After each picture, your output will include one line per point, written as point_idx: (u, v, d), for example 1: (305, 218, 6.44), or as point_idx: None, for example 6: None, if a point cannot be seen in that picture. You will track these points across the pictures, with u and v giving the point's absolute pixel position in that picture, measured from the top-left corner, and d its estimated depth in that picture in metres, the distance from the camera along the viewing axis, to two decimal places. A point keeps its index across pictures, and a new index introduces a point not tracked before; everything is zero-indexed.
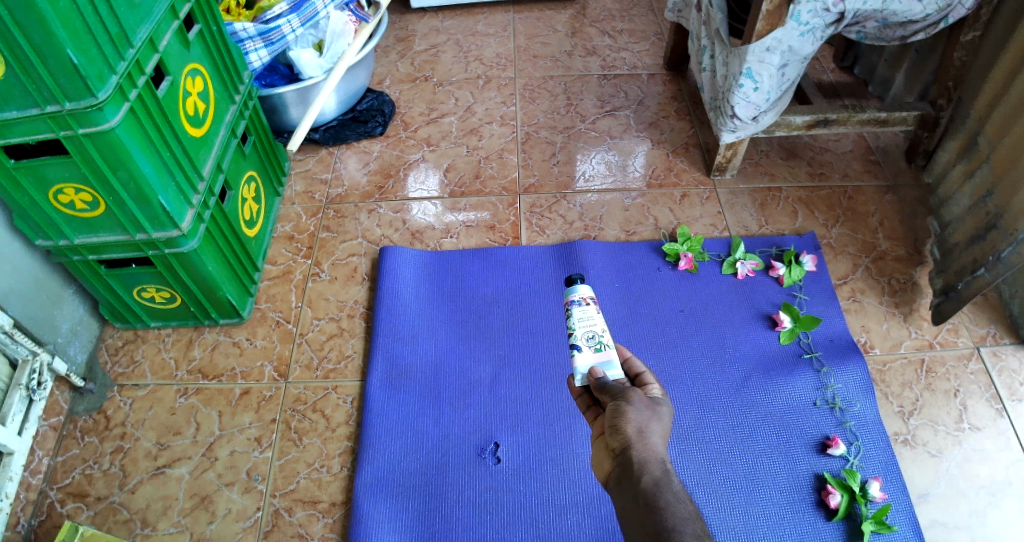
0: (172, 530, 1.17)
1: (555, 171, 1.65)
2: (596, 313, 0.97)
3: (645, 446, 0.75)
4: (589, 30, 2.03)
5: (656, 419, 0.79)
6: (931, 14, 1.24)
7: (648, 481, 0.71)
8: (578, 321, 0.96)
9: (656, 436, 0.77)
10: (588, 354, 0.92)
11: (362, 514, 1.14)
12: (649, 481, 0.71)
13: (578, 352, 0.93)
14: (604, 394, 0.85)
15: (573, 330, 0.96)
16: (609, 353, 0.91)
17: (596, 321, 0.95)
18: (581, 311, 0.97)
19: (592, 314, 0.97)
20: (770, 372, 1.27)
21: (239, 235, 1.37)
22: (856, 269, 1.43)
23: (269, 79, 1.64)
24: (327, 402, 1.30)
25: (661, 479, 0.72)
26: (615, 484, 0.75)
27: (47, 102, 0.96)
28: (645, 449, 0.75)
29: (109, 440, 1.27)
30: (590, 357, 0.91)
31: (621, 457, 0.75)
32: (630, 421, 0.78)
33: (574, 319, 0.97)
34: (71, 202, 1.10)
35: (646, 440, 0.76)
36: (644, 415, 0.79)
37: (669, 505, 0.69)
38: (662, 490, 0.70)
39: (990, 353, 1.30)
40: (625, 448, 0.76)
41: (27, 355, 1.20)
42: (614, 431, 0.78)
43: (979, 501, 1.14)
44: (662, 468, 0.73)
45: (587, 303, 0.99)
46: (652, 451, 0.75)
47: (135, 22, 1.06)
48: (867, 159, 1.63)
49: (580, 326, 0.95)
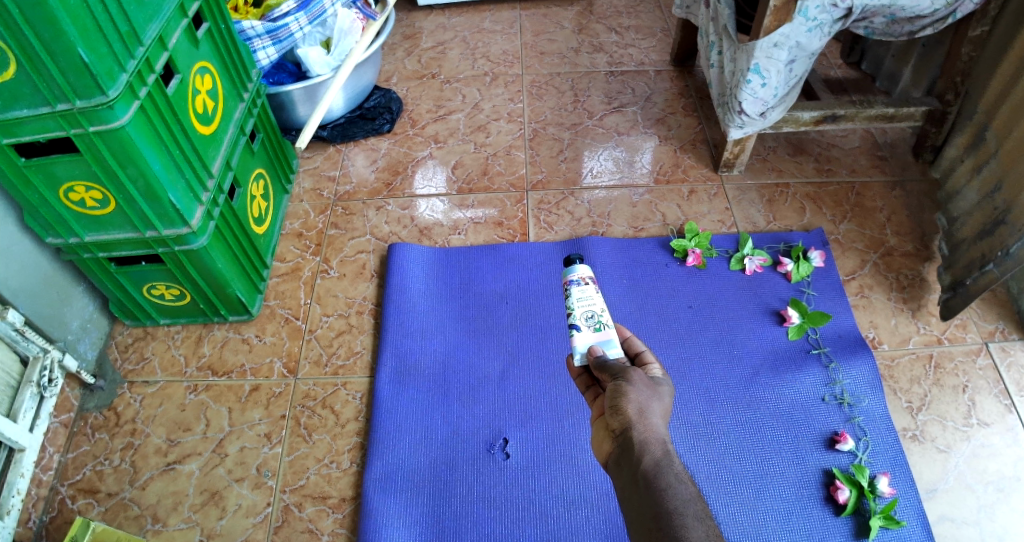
0: (183, 525, 1.18)
1: (562, 168, 1.65)
2: (595, 292, 0.98)
3: (646, 426, 0.75)
4: (596, 27, 2.03)
5: (656, 399, 0.80)
6: (939, 9, 1.24)
7: (649, 461, 0.72)
8: (576, 300, 0.97)
9: (656, 416, 0.77)
10: (587, 333, 0.93)
11: (372, 509, 1.15)
12: (650, 462, 0.72)
13: (577, 331, 0.94)
14: (604, 373, 0.86)
15: (571, 310, 0.97)
16: (609, 332, 0.93)
17: (594, 301, 0.97)
18: (579, 291, 0.98)
19: (592, 293, 0.98)
20: (779, 367, 1.27)
21: (247, 232, 1.38)
22: (864, 265, 1.43)
23: (278, 77, 1.65)
24: (336, 398, 1.30)
25: (662, 459, 0.72)
26: (615, 465, 0.76)
27: (57, 100, 0.97)
28: (646, 429, 0.75)
29: (119, 437, 1.27)
30: (590, 335, 0.93)
31: (621, 438, 0.76)
32: (630, 401, 0.78)
33: (573, 299, 0.98)
34: (81, 199, 1.11)
35: (647, 420, 0.76)
36: (644, 395, 0.79)
37: (671, 486, 0.70)
38: (663, 471, 0.71)
39: (999, 349, 1.30)
40: (625, 429, 0.76)
41: (38, 352, 1.21)
42: (614, 412, 0.78)
43: (986, 497, 1.14)
44: (663, 449, 0.73)
45: (585, 283, 1.00)
46: (653, 431, 0.75)
47: (144, 20, 1.06)
48: (874, 154, 1.63)
49: (579, 305, 0.97)
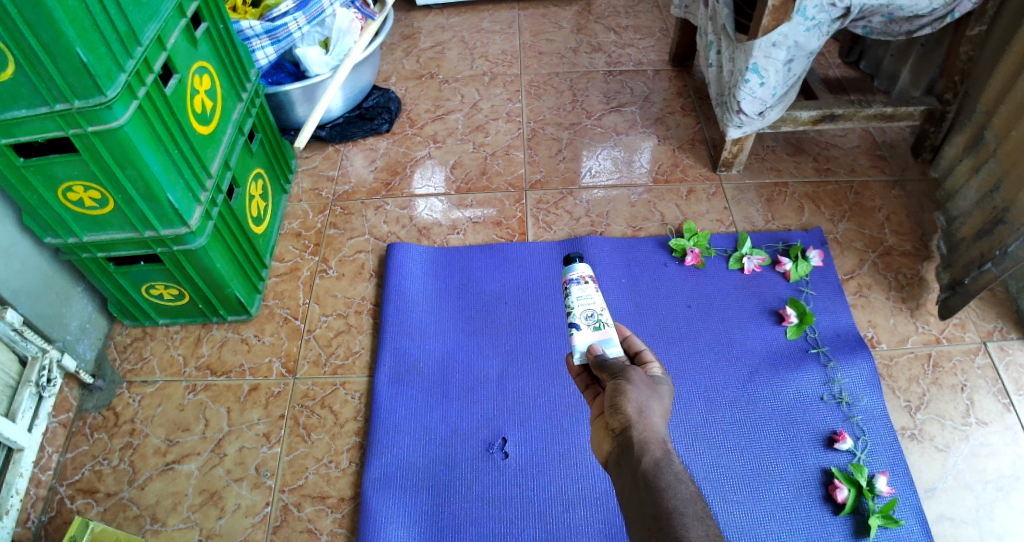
0: (182, 525, 1.18)
1: (561, 168, 1.66)
2: (595, 291, 0.98)
3: (645, 426, 0.75)
4: (595, 27, 2.04)
5: (656, 398, 0.80)
6: (938, 8, 1.24)
7: (649, 461, 0.72)
8: (575, 299, 0.97)
9: (655, 416, 0.77)
10: (587, 332, 0.93)
11: (371, 508, 1.15)
12: (650, 461, 0.72)
13: (577, 330, 0.94)
14: (603, 371, 0.86)
15: (571, 309, 0.97)
16: (608, 331, 0.93)
17: (594, 300, 0.97)
18: (579, 290, 0.98)
19: (591, 292, 0.98)
20: (777, 367, 1.28)
21: (246, 232, 1.38)
22: (863, 264, 1.43)
23: (276, 77, 1.65)
24: (335, 398, 1.30)
25: (662, 459, 0.72)
26: (615, 464, 0.76)
27: (56, 100, 0.97)
28: (645, 428, 0.75)
29: (118, 437, 1.27)
30: (590, 334, 0.93)
31: (621, 437, 0.76)
32: (630, 400, 0.78)
33: (572, 298, 0.98)
34: (80, 199, 1.11)
35: (647, 419, 0.76)
36: (644, 394, 0.79)
37: (670, 485, 0.70)
38: (662, 471, 0.71)
39: (997, 348, 1.30)
40: (625, 428, 0.76)
41: (37, 352, 1.21)
42: (614, 411, 0.78)
43: (985, 495, 1.14)
44: (663, 449, 0.74)
45: (585, 281, 1.00)
46: (653, 431, 0.75)
47: (142, 20, 1.06)
48: (873, 154, 1.63)
49: (578, 305, 0.97)
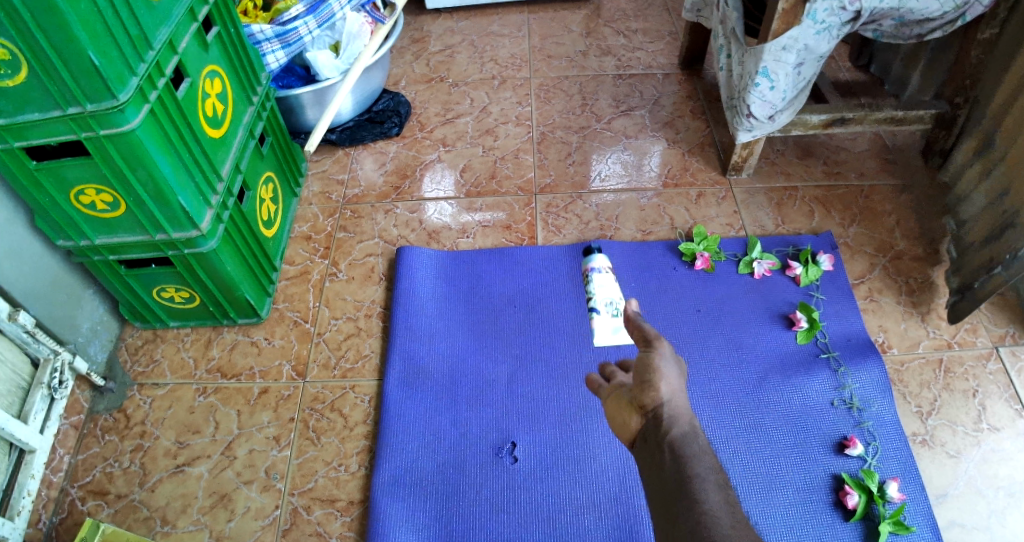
0: (192, 528, 1.18)
1: (570, 172, 1.66)
2: None
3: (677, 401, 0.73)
4: (604, 30, 2.03)
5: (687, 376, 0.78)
6: (948, 12, 1.23)
7: (677, 432, 0.70)
8: None
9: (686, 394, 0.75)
10: None
11: (380, 513, 1.15)
12: (678, 433, 0.70)
13: None
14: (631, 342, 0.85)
15: None
16: None
17: None
18: None
19: None
20: (788, 372, 1.27)
21: (257, 235, 1.39)
22: (873, 268, 1.43)
23: (286, 81, 1.66)
24: (345, 401, 1.30)
25: (689, 433, 0.70)
26: (642, 440, 0.73)
27: (68, 104, 0.97)
28: (676, 403, 0.73)
29: (129, 439, 1.28)
30: None
31: (651, 412, 0.74)
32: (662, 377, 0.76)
33: None
34: (92, 202, 1.12)
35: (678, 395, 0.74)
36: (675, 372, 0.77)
37: (695, 456, 0.67)
38: (689, 444, 0.69)
39: (1009, 353, 1.29)
40: (656, 404, 0.74)
41: (49, 354, 1.22)
42: (645, 384, 0.76)
43: (997, 501, 1.13)
44: (691, 425, 0.71)
45: None
46: (682, 410, 0.73)
47: (154, 24, 1.07)
48: (884, 157, 1.62)
49: None
